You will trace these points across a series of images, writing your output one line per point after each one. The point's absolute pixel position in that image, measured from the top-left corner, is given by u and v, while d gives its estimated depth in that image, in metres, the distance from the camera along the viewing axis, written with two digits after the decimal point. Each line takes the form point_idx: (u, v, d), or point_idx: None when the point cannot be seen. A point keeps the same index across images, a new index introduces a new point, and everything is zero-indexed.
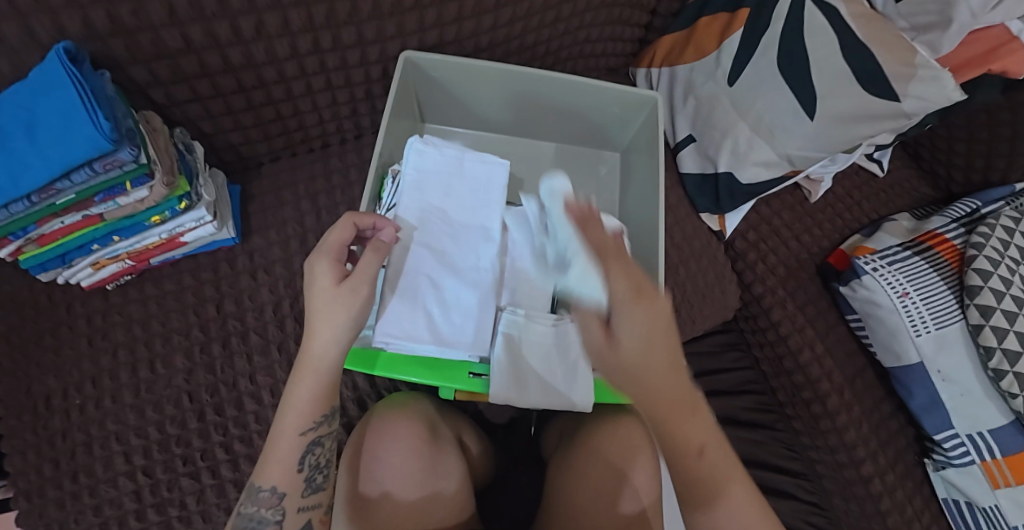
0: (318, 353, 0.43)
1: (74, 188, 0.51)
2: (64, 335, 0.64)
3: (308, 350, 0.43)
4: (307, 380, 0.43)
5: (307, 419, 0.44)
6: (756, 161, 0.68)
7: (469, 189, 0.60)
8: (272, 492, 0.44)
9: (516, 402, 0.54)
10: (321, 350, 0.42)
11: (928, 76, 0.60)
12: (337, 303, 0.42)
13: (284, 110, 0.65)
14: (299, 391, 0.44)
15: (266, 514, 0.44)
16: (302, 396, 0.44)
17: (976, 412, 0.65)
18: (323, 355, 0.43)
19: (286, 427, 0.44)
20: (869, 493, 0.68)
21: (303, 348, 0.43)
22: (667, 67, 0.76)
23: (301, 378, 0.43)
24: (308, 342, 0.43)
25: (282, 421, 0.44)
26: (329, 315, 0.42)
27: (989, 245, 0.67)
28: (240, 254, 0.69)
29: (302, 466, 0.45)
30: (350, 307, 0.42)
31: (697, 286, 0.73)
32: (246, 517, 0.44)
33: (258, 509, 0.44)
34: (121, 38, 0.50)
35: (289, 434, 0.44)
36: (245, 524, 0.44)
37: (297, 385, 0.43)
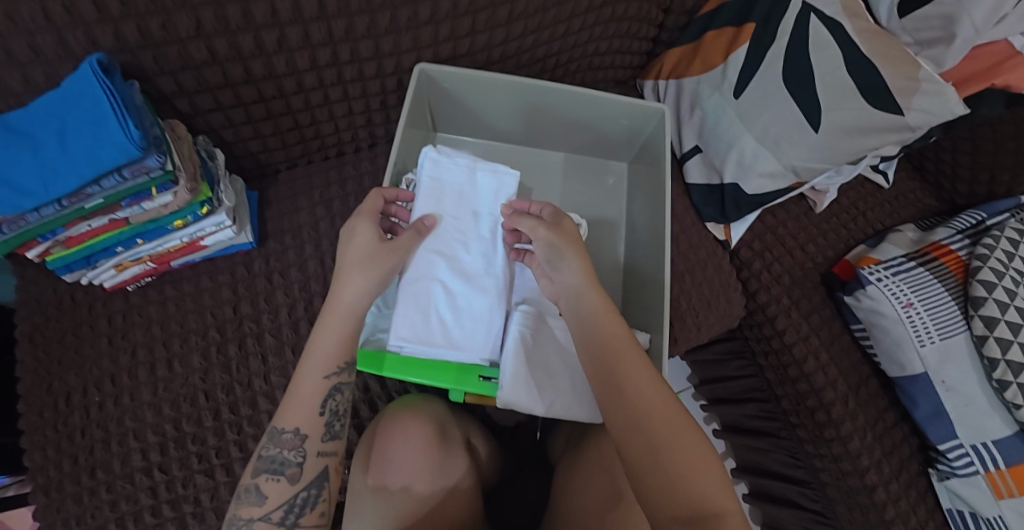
0: (351, 296, 0.47)
1: (102, 193, 0.53)
2: (86, 334, 0.66)
3: (340, 294, 0.48)
4: (335, 321, 0.47)
5: (331, 361, 0.47)
6: (761, 172, 0.70)
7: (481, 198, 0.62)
8: (294, 433, 0.46)
9: (529, 408, 0.54)
10: (353, 295, 0.47)
11: (932, 89, 0.62)
12: (376, 256, 0.49)
13: (302, 119, 0.67)
14: (328, 332, 0.47)
15: (287, 456, 0.46)
16: (329, 337, 0.47)
17: (981, 422, 0.65)
18: (355, 298, 0.48)
19: (311, 369, 0.47)
20: (873, 502, 0.68)
21: (334, 293, 0.48)
22: (674, 79, 0.78)
23: (330, 320, 0.48)
24: (340, 287, 0.48)
25: (308, 363, 0.47)
26: (365, 266, 0.48)
27: (994, 257, 0.68)
28: (257, 258, 0.71)
29: (323, 411, 0.47)
30: (386, 262, 0.50)
31: (702, 294, 0.74)
32: (268, 460, 0.46)
33: (280, 450, 0.46)
34: (149, 50, 0.52)
35: (314, 376, 0.47)
36: (266, 466, 0.46)
37: (326, 326, 0.47)
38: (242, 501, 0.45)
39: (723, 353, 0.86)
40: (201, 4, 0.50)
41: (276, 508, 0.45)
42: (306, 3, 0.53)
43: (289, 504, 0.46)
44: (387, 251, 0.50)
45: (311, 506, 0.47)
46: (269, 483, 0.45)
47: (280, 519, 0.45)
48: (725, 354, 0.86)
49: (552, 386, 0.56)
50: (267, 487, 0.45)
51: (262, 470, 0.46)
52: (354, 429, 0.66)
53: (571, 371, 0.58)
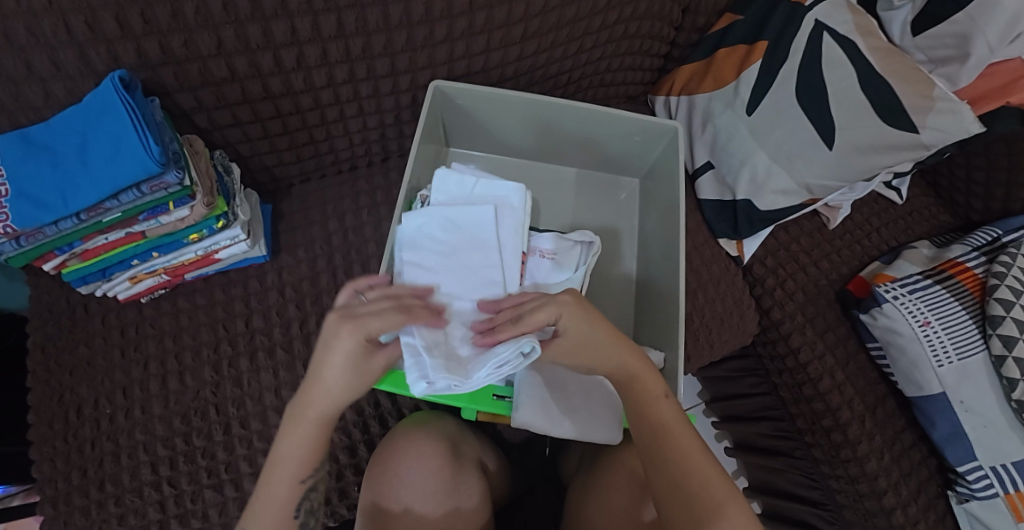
0: (324, 409, 0.45)
1: (120, 207, 0.54)
2: (98, 345, 0.66)
3: (310, 404, 0.45)
4: (306, 432, 0.45)
5: (303, 468, 0.46)
6: (774, 189, 0.70)
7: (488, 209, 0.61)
8: None
9: (543, 430, 0.54)
10: (326, 409, 0.45)
11: (945, 109, 0.61)
12: (358, 374, 0.45)
13: (317, 134, 0.68)
14: (297, 442, 0.45)
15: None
16: (298, 447, 0.45)
17: (1000, 443, 0.64)
18: (327, 408, 0.45)
19: (283, 475, 0.45)
20: (891, 525, 0.67)
21: (304, 404, 0.45)
22: (686, 96, 0.78)
23: (298, 429, 0.45)
24: (311, 400, 0.45)
25: (277, 470, 0.45)
26: (343, 382, 0.45)
27: (1011, 275, 0.67)
28: (270, 271, 0.71)
29: (297, 512, 0.46)
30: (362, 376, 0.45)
31: (715, 311, 0.73)
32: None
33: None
34: (171, 67, 0.53)
35: (288, 482, 0.45)
36: None
37: (294, 436, 0.45)
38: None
39: (735, 371, 0.86)
40: (222, 24, 0.51)
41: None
42: (325, 23, 0.54)
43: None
44: (366, 359, 0.45)
45: None
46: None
47: None
48: (738, 371, 0.85)
49: (569, 409, 0.56)
50: None
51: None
52: (365, 445, 0.65)
53: (585, 393, 0.57)
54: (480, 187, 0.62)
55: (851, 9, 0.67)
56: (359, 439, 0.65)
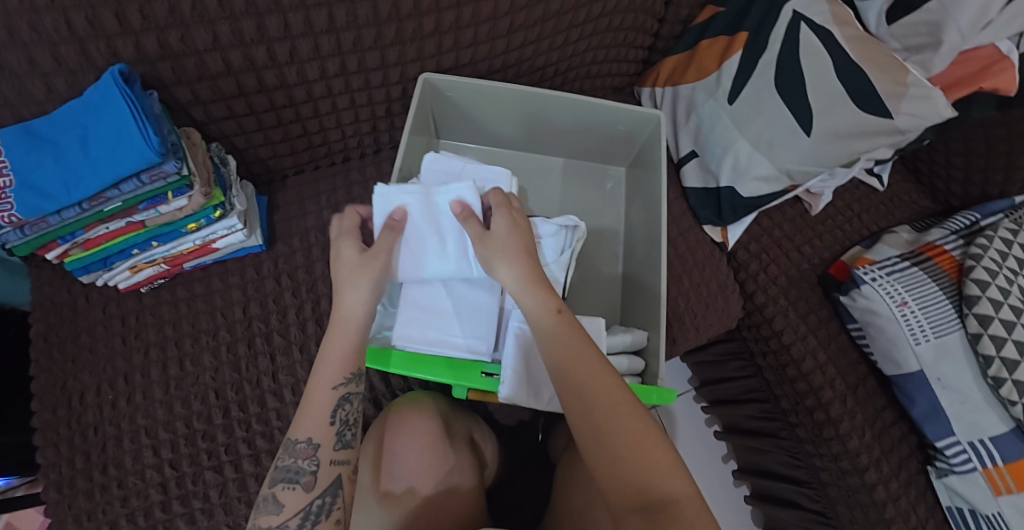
0: (350, 311, 0.49)
1: (121, 197, 0.56)
2: (100, 333, 0.68)
3: (340, 306, 0.49)
4: (338, 335, 0.49)
5: (337, 373, 0.49)
6: (755, 175, 0.72)
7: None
8: (308, 443, 0.48)
9: (529, 404, 0.56)
10: (353, 310, 0.49)
11: (920, 94, 0.64)
12: (365, 271, 0.49)
13: (310, 126, 0.70)
14: (333, 348, 0.49)
15: (302, 467, 0.47)
16: (335, 351, 0.49)
17: (977, 419, 0.66)
18: (352, 309, 0.49)
19: (320, 380, 0.48)
20: (873, 500, 0.69)
21: (336, 311, 0.49)
22: (670, 87, 0.80)
23: (333, 336, 0.49)
24: (339, 302, 0.49)
25: (316, 375, 0.49)
26: (358, 280, 0.49)
27: (987, 256, 0.69)
28: (266, 260, 0.73)
29: (334, 420, 0.49)
30: (374, 273, 0.50)
31: (700, 295, 0.75)
32: (283, 470, 0.47)
33: (295, 460, 0.47)
34: (168, 61, 0.55)
35: (323, 387, 0.48)
36: (281, 475, 0.47)
37: (330, 340, 0.49)
38: (259, 510, 0.46)
39: (721, 354, 0.88)
40: (218, 19, 0.53)
41: (293, 516, 0.46)
42: (316, 18, 0.56)
43: (304, 512, 0.47)
44: (371, 260, 0.50)
45: (326, 513, 0.48)
46: (286, 492, 0.47)
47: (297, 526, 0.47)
48: (725, 355, 0.87)
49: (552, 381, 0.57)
50: (283, 496, 0.47)
51: (278, 479, 0.47)
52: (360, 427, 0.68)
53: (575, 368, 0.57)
54: (468, 170, 0.64)
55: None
56: None
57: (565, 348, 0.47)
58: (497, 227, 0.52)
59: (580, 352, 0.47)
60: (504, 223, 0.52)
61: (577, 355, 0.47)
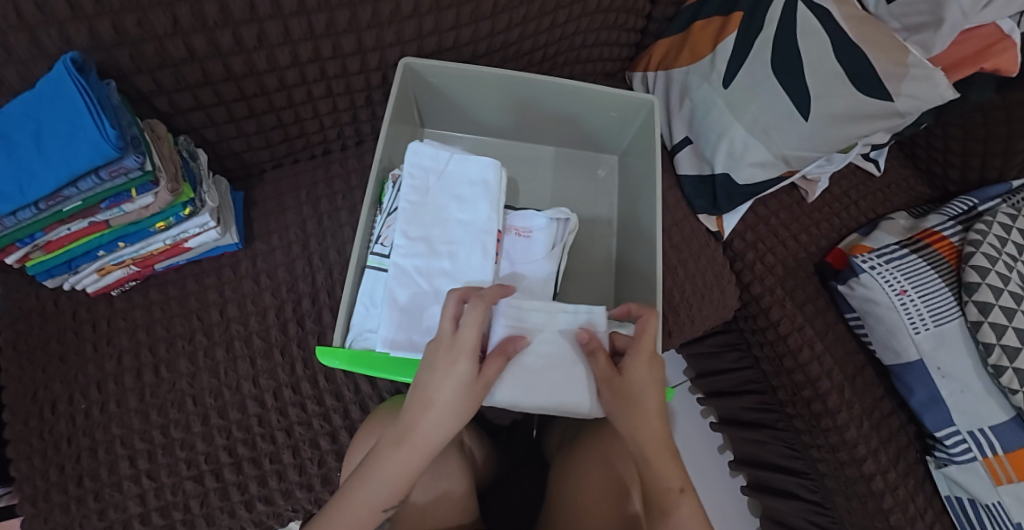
0: (433, 436, 0.44)
1: (80, 195, 0.52)
2: (70, 340, 0.65)
3: (423, 433, 0.44)
4: (411, 456, 0.44)
5: (394, 492, 0.46)
6: (751, 162, 0.69)
7: (461, 194, 0.60)
8: None
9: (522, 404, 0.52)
10: (437, 435, 0.44)
11: (920, 75, 0.60)
12: (468, 398, 0.44)
13: (286, 117, 0.66)
14: (396, 461, 0.44)
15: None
16: (395, 466, 0.45)
17: (977, 408, 0.65)
18: (434, 436, 0.44)
19: (375, 494, 0.45)
20: (871, 491, 0.68)
21: (415, 427, 0.44)
22: (663, 71, 0.77)
23: (400, 451, 0.44)
24: (425, 425, 0.43)
25: (371, 484, 0.45)
26: (455, 408, 0.43)
27: (987, 242, 0.68)
28: (244, 260, 0.69)
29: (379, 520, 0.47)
30: (473, 403, 0.44)
31: (695, 287, 0.73)
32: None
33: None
34: (126, 48, 0.51)
35: (377, 502, 0.45)
36: None
37: (400, 457, 0.44)
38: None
39: (719, 345, 0.86)
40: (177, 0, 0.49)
41: None
42: None
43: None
44: (476, 388, 0.44)
45: None
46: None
47: None
48: (721, 346, 0.86)
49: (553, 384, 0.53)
50: None
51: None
52: (346, 431, 0.65)
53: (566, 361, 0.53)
54: (453, 164, 0.61)
55: None
56: (340, 425, 0.65)
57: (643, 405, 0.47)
58: (634, 376, 0.47)
59: (665, 459, 0.47)
60: (643, 373, 0.47)
61: (661, 457, 0.47)
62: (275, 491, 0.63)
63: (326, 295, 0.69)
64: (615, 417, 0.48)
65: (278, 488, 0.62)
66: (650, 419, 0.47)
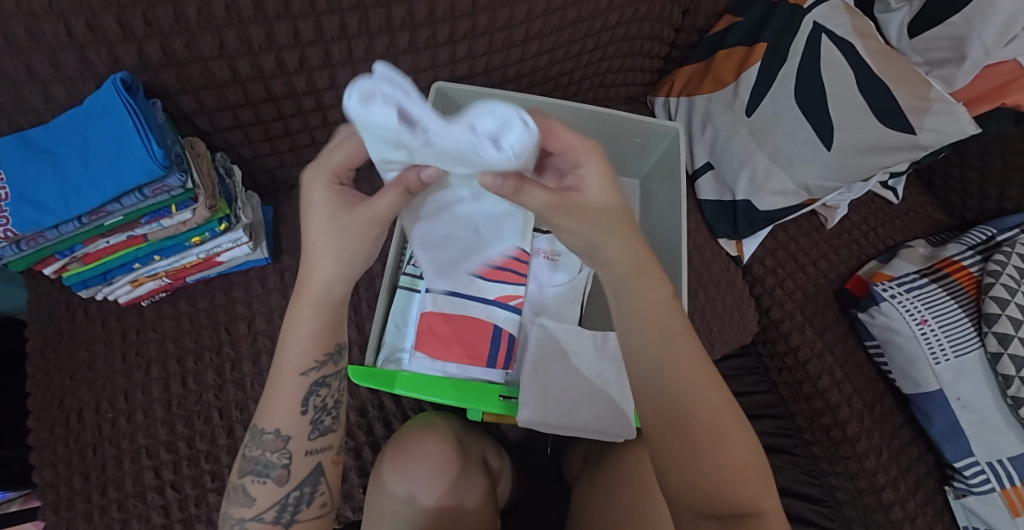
0: (317, 284, 0.40)
1: (122, 211, 0.54)
2: (99, 349, 0.66)
3: (306, 283, 0.40)
4: (304, 313, 0.41)
5: (305, 358, 0.42)
6: (773, 189, 0.71)
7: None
8: (275, 434, 0.43)
9: (559, 425, 0.56)
10: (321, 284, 0.40)
11: (943, 109, 0.62)
12: (341, 233, 0.38)
13: (319, 135, 0.68)
14: (297, 323, 0.42)
15: (271, 459, 0.44)
16: (299, 328, 0.42)
17: (997, 439, 0.65)
18: (322, 285, 0.40)
19: (285, 365, 0.42)
20: (890, 520, 0.68)
21: (302, 280, 0.41)
22: (686, 97, 0.79)
23: (296, 309, 0.41)
24: (305, 275, 0.40)
25: (282, 357, 0.42)
26: (331, 246, 0.39)
27: (1006, 273, 0.69)
28: (272, 274, 0.70)
29: (306, 408, 0.44)
30: (358, 242, 0.39)
31: (716, 311, 0.74)
32: (252, 461, 0.44)
33: (263, 451, 0.44)
34: (172, 69, 0.53)
35: (290, 374, 0.42)
36: (251, 467, 0.44)
37: (294, 320, 0.41)
38: (232, 501, 0.44)
39: (735, 369, 0.82)
40: (225, 25, 0.51)
41: (268, 508, 0.44)
42: (328, 25, 0.54)
43: (279, 504, 0.44)
44: (355, 222, 0.38)
45: (306, 502, 0.45)
46: (258, 483, 0.44)
47: (274, 519, 0.44)
48: (737, 370, 0.82)
49: (587, 403, 0.58)
50: (255, 489, 0.44)
51: (246, 471, 0.44)
52: (369, 448, 0.66)
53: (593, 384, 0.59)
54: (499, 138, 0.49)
55: (848, 11, 0.67)
56: (364, 440, 0.66)
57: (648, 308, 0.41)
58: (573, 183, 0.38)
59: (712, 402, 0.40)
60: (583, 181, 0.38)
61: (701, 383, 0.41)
62: None
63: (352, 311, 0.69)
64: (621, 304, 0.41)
65: None
66: (682, 341, 0.41)
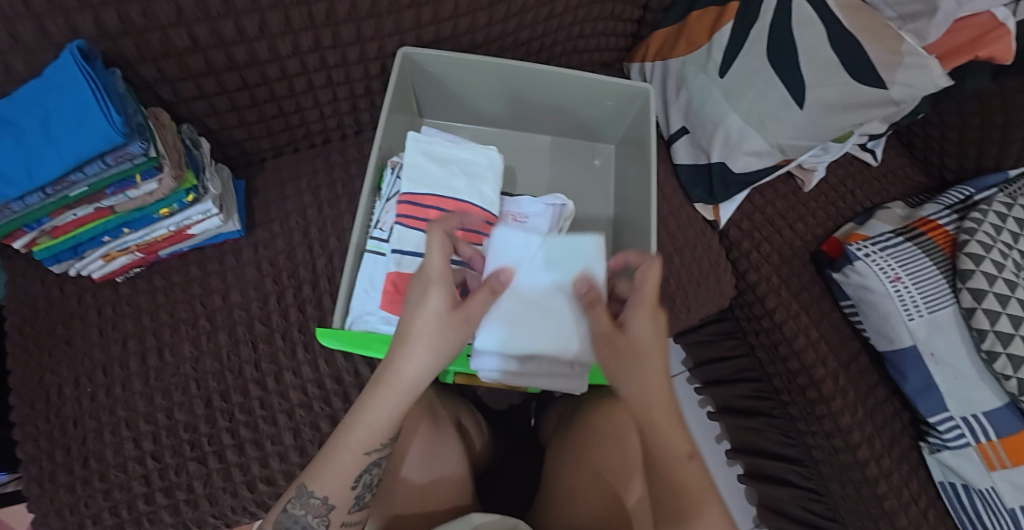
0: (410, 374, 0.42)
1: (87, 181, 0.53)
2: (77, 325, 0.66)
3: (398, 370, 0.42)
4: (391, 398, 0.43)
5: (374, 439, 0.44)
6: (747, 150, 0.70)
7: (470, 170, 0.61)
8: (322, 501, 0.45)
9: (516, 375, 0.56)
10: (414, 373, 0.43)
11: (914, 63, 0.61)
12: (445, 333, 0.43)
13: (286, 106, 0.67)
14: (376, 406, 0.43)
15: (310, 520, 0.45)
16: (376, 414, 0.43)
17: (971, 394, 0.66)
18: (412, 376, 0.43)
19: (356, 444, 0.44)
20: (865, 477, 0.69)
21: (391, 367, 0.43)
22: (660, 61, 0.78)
23: (380, 394, 0.43)
24: (399, 362, 0.42)
25: (352, 437, 0.44)
26: (430, 342, 0.42)
27: (981, 230, 0.69)
28: (245, 247, 0.70)
29: (357, 484, 0.46)
30: (453, 338, 0.43)
31: (691, 275, 0.74)
32: (291, 517, 0.45)
33: (304, 512, 0.45)
34: (130, 37, 0.52)
35: (355, 451, 0.44)
36: (288, 523, 0.45)
37: (377, 402, 0.43)
38: None
39: (714, 334, 0.88)
40: None
41: None
42: None
43: None
44: (455, 321, 0.43)
45: None
46: None
47: None
48: (717, 335, 0.87)
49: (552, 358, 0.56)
50: None
51: (283, 525, 0.45)
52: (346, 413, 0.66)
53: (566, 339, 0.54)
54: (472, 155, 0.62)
55: None
56: (340, 406, 0.66)
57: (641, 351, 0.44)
58: (637, 332, 0.44)
59: (672, 422, 0.43)
60: (648, 330, 0.44)
61: (663, 408, 0.43)
62: (276, 472, 0.63)
63: (326, 281, 0.69)
64: (616, 373, 0.45)
65: (279, 469, 0.63)
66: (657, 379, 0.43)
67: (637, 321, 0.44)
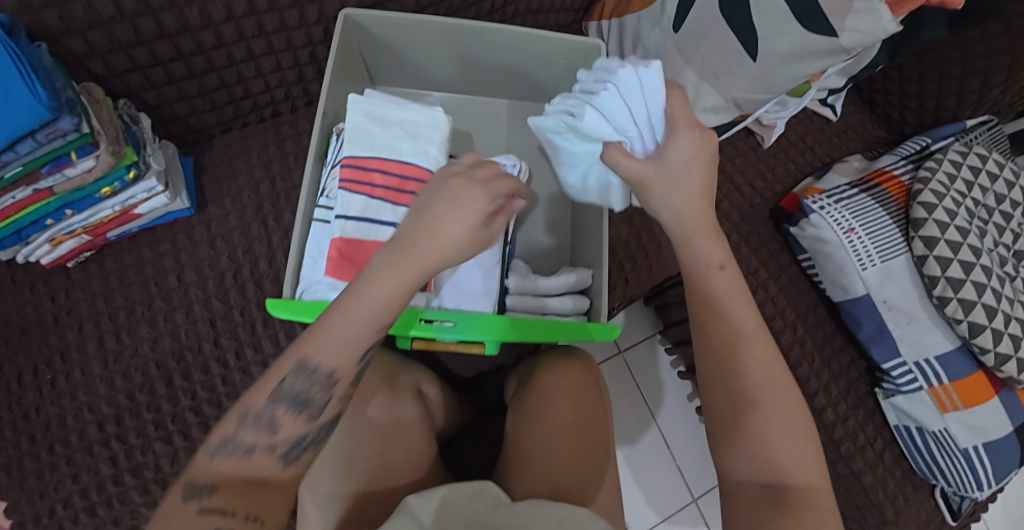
0: (397, 283, 0.37)
1: (19, 160, 0.50)
2: (31, 313, 0.65)
3: (383, 273, 0.37)
4: (375, 296, 0.37)
5: (355, 341, 0.37)
6: (703, 107, 0.70)
7: (413, 131, 0.60)
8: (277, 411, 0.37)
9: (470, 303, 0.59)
10: (398, 285, 0.37)
11: (865, 8, 0.58)
12: (450, 240, 0.38)
13: (228, 76, 0.65)
14: (357, 307, 0.37)
15: (260, 440, 0.36)
16: (358, 313, 0.37)
17: (924, 339, 0.67)
18: (405, 286, 0.37)
19: (326, 341, 0.36)
20: (823, 423, 0.70)
21: (383, 267, 0.37)
22: (617, 18, 0.76)
23: (363, 293, 0.37)
24: (391, 265, 0.37)
25: (324, 336, 0.36)
26: (437, 249, 0.38)
27: (935, 179, 0.69)
28: (197, 225, 0.69)
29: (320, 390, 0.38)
30: (456, 251, 0.39)
31: (651, 234, 0.74)
32: (232, 436, 0.36)
33: (252, 428, 0.36)
34: (54, 9, 0.50)
35: (328, 349, 0.36)
36: (227, 441, 0.36)
37: (357, 299, 0.37)
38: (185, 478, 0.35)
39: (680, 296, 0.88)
40: None
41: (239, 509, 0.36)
42: None
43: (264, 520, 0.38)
44: (467, 229, 0.39)
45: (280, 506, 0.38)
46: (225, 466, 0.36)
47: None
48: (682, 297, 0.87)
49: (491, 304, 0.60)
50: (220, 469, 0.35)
51: (218, 447, 0.36)
52: None
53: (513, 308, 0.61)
54: (414, 115, 0.61)
55: None
56: None
57: (690, 177, 0.43)
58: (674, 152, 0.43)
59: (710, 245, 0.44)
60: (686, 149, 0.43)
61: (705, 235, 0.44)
62: None
63: (282, 256, 0.69)
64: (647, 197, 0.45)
65: None
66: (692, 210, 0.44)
67: (683, 139, 0.43)
